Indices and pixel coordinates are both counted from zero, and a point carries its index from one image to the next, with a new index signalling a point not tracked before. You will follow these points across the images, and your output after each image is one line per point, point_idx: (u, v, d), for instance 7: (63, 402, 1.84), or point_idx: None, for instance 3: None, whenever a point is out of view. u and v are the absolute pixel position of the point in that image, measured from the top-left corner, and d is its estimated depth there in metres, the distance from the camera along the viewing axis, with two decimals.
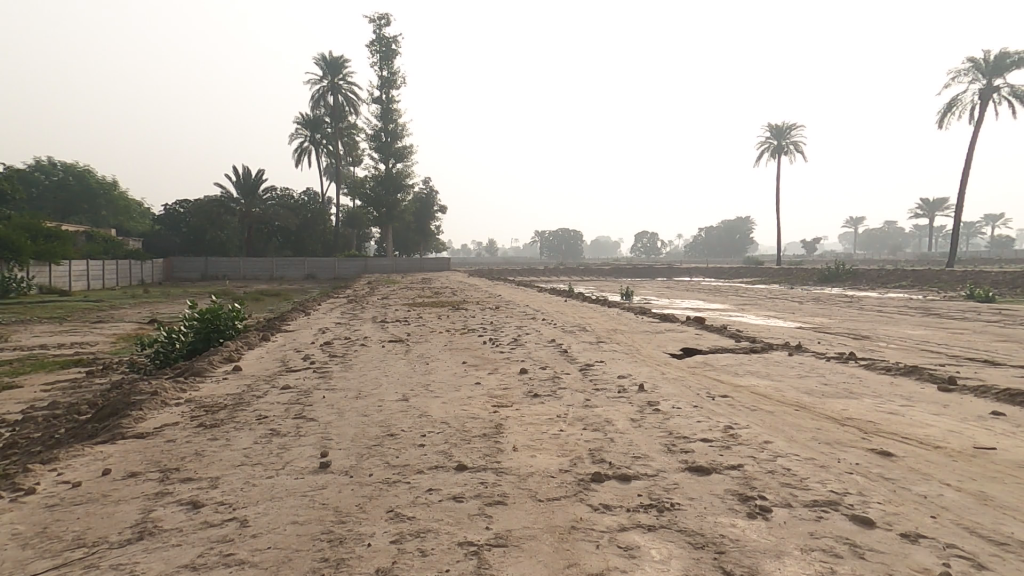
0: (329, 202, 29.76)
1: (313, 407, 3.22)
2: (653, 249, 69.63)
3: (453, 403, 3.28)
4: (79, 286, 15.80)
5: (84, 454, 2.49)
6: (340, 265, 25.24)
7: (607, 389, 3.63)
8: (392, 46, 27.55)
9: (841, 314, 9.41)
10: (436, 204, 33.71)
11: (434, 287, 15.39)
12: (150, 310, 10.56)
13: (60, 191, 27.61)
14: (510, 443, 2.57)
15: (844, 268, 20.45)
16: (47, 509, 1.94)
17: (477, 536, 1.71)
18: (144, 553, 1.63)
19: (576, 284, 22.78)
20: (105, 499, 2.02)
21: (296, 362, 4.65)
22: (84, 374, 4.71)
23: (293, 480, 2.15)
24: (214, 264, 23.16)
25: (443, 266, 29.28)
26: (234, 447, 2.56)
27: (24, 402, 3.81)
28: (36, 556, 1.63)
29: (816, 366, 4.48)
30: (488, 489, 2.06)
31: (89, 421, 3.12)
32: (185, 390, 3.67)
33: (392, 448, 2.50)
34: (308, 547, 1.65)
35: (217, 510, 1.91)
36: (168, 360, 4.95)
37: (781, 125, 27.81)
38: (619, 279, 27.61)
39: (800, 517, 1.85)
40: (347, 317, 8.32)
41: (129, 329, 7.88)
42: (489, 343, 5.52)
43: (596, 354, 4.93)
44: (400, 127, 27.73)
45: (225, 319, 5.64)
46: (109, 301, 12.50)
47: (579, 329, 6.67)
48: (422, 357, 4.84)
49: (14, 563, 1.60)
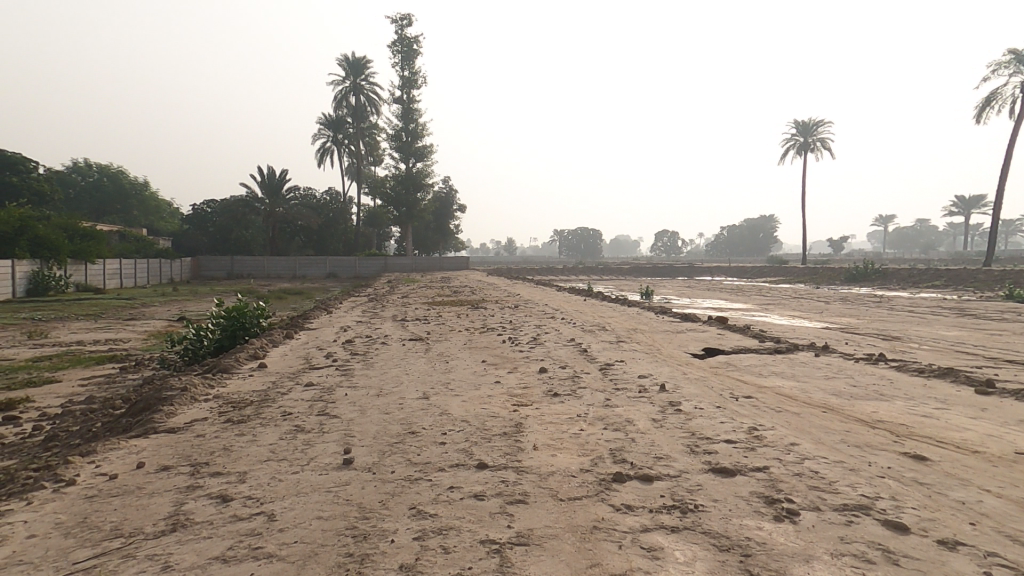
0: (350, 202, 30.10)
1: (336, 404, 3.27)
2: (674, 249, 68.96)
3: (473, 402, 3.29)
4: (113, 285, 16.27)
5: (120, 448, 2.56)
6: (361, 264, 25.52)
7: (627, 389, 3.61)
8: (414, 46, 27.73)
9: (870, 314, 9.20)
10: (455, 203, 33.89)
11: (454, 286, 15.47)
12: (178, 308, 10.81)
13: (95, 192, 28.43)
14: (531, 442, 2.57)
15: (874, 267, 19.96)
16: (85, 500, 2.01)
17: (499, 534, 1.72)
18: (177, 545, 1.67)
19: (596, 283, 22.68)
20: (138, 492, 2.07)
21: (319, 360, 4.72)
22: (118, 370, 4.85)
23: (318, 476, 2.19)
24: (240, 263, 23.62)
25: (462, 265, 29.40)
26: (260, 443, 2.61)
27: (62, 397, 3.93)
28: (77, 545, 1.69)
29: (845, 367, 4.39)
30: (509, 487, 2.06)
31: (123, 416, 3.21)
32: (212, 386, 3.75)
33: (414, 446, 2.53)
34: (333, 541, 1.68)
35: (245, 504, 1.95)
36: (198, 357, 5.06)
37: (808, 122, 27.27)
38: (640, 278, 27.35)
39: (829, 521, 1.81)
40: (368, 316, 8.40)
41: (159, 326, 8.08)
42: (508, 342, 5.53)
43: (616, 354, 4.91)
44: (420, 127, 27.92)
45: (250, 316, 5.75)
46: (141, 298, 12.85)
47: (599, 328, 6.64)
48: (442, 356, 4.87)
49: (56, 552, 1.66)
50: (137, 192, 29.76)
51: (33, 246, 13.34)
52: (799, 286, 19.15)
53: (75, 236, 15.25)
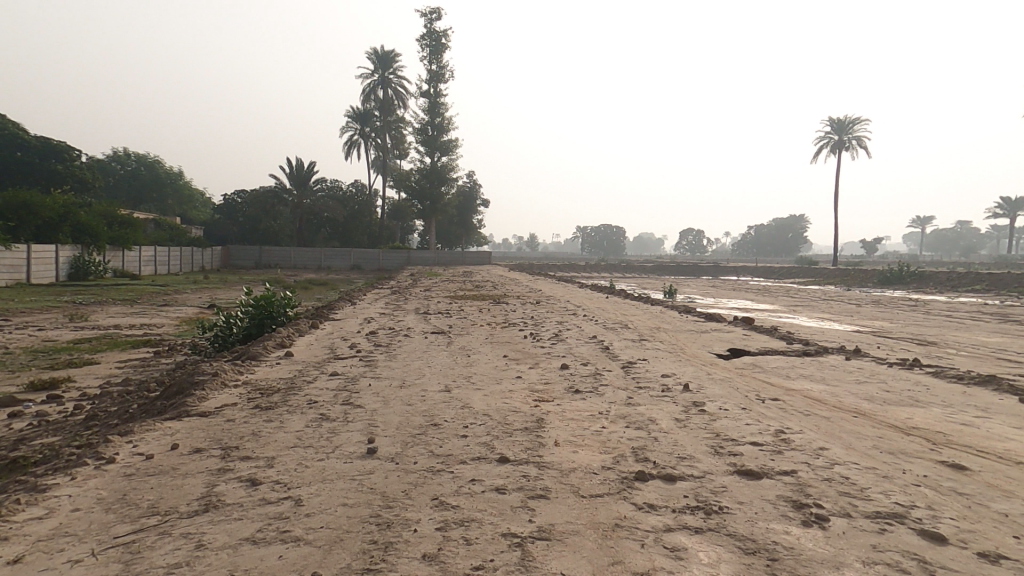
0: (375, 194, 30.40)
1: (360, 395, 3.32)
2: (699, 248, 67.95)
3: (494, 396, 3.31)
4: (147, 271, 16.74)
5: (156, 429, 2.65)
6: (385, 257, 25.79)
7: (650, 388, 3.58)
8: (442, 40, 27.80)
9: (905, 318, 8.93)
10: (479, 198, 34.03)
11: (475, 281, 15.58)
12: (209, 296, 11.09)
13: (133, 180, 29.33)
14: (552, 437, 2.57)
15: (909, 270, 19.37)
16: (125, 478, 2.08)
17: (521, 528, 1.73)
18: (210, 525, 1.72)
19: (619, 281, 22.50)
20: (172, 472, 2.14)
21: (343, 350, 4.80)
22: (152, 354, 5.00)
23: (343, 464, 2.23)
24: (268, 253, 24.07)
25: (485, 260, 29.49)
26: (288, 429, 2.67)
27: (101, 377, 4.09)
28: (117, 521, 1.75)
29: (877, 372, 4.28)
30: (531, 481, 2.07)
31: (158, 398, 3.31)
32: (242, 372, 3.84)
33: (436, 438, 2.55)
34: (357, 528, 1.70)
35: (273, 488, 1.99)
36: (227, 344, 5.20)
37: (844, 120, 26.54)
38: (664, 277, 27.06)
39: (860, 528, 1.78)
40: (390, 308, 8.49)
41: (190, 313, 8.32)
42: (529, 338, 5.53)
43: (638, 352, 4.87)
44: (446, 121, 28.04)
45: (278, 306, 5.86)
46: (173, 285, 13.20)
47: (622, 326, 6.60)
48: (464, 350, 4.90)
49: (98, 525, 1.72)
50: (173, 181, 30.59)
51: (75, 232, 13.81)
52: (830, 288, 18.72)
53: (113, 223, 15.76)
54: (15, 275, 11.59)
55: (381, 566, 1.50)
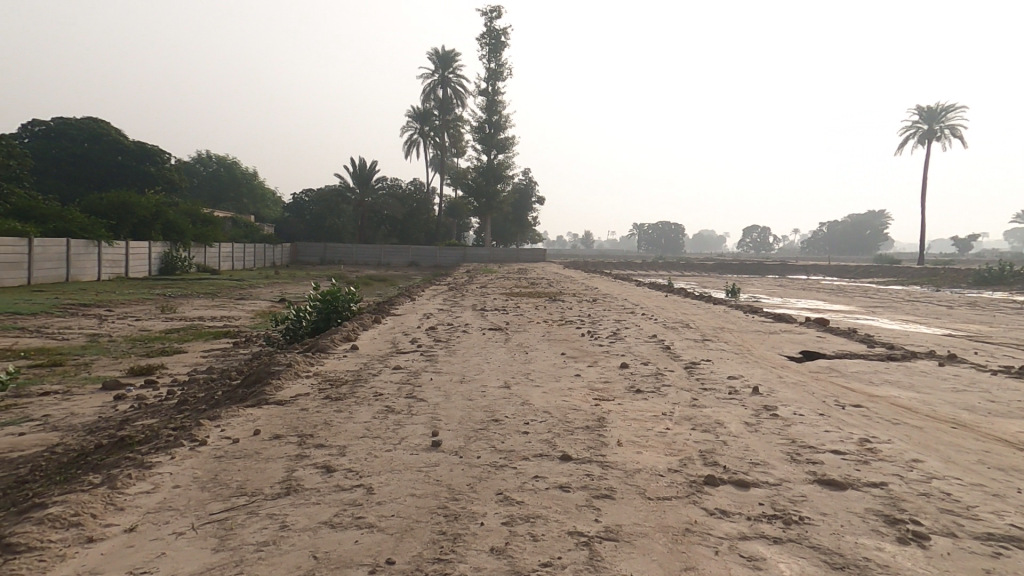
0: (433, 192, 31.01)
1: (422, 389, 3.39)
2: (766, 245, 65.17)
3: (553, 393, 3.30)
4: (225, 267, 17.87)
5: (239, 414, 2.82)
6: (442, 254, 26.27)
7: (716, 390, 3.46)
8: (501, 38, 27.96)
9: (1002, 322, 8.17)
10: (534, 195, 34.07)
11: (531, 278, 15.61)
12: (279, 290, 11.69)
13: (214, 180, 31.36)
14: (614, 437, 2.54)
15: (1008, 269, 17.76)
16: (215, 458, 2.23)
17: (587, 527, 1.71)
18: (292, 507, 1.81)
19: (677, 279, 21.91)
20: (256, 456, 2.27)
21: (405, 345, 4.93)
22: (232, 344, 5.33)
23: (409, 455, 2.28)
24: (332, 250, 25.09)
25: (539, 258, 29.49)
26: (356, 420, 2.77)
27: (189, 365, 4.40)
28: (210, 499, 1.87)
29: (973, 380, 3.94)
30: (594, 481, 2.05)
31: (240, 385, 3.53)
32: (313, 364, 4.02)
33: (497, 433, 2.57)
34: (427, 519, 1.74)
35: (346, 475, 2.07)
36: (298, 336, 5.46)
37: (935, 107, 24.67)
38: (725, 275, 26.14)
39: (963, 550, 1.64)
40: (448, 304, 8.64)
41: (263, 306, 8.80)
42: (587, 336, 5.48)
43: (702, 353, 4.72)
44: (503, 119, 28.21)
45: (343, 300, 6.08)
46: (248, 280, 14.02)
47: (683, 326, 6.41)
48: (521, 346, 4.91)
49: (194, 502, 1.85)
50: (248, 181, 32.46)
51: (165, 230, 14.94)
52: (912, 289, 17.44)
53: (197, 221, 16.82)
54: (114, 270, 12.67)
55: (450, 556, 1.53)
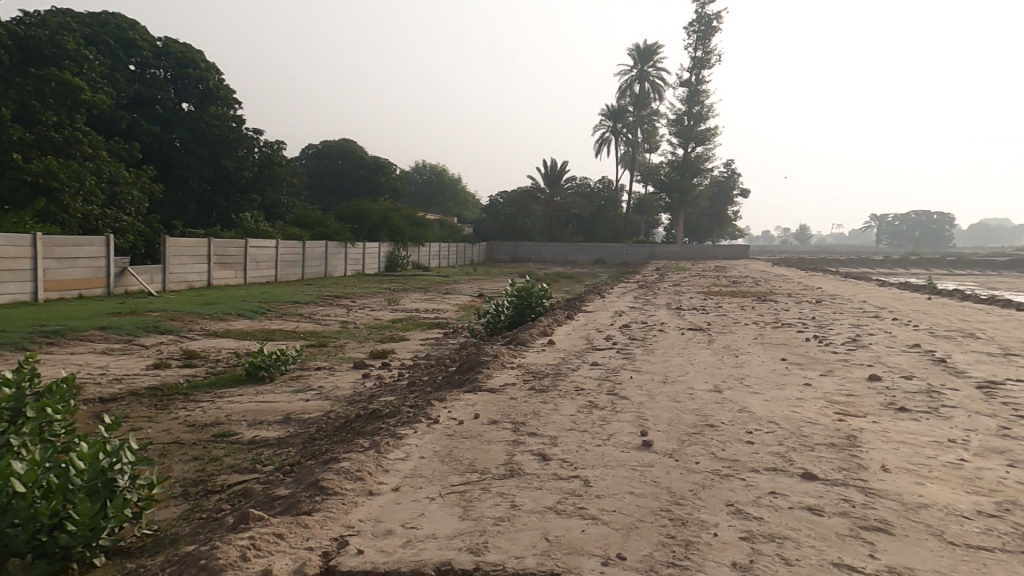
0: (622, 189, 30.74)
1: (623, 386, 3.31)
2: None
3: (777, 401, 2.93)
4: (435, 264, 20.07)
5: (461, 397, 3.06)
6: (628, 251, 25.92)
7: (1016, 418, 2.72)
8: (711, 23, 26.44)
9: None
10: (734, 188, 31.67)
11: (731, 277, 14.48)
12: (479, 284, 12.68)
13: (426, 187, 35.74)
14: (873, 459, 2.13)
15: None
16: (448, 436, 2.43)
17: (857, 561, 1.44)
18: (521, 488, 1.88)
19: (920, 279, 18.35)
20: (479, 437, 2.42)
21: (602, 341, 4.90)
22: (445, 335, 5.90)
23: (623, 452, 2.22)
24: (522, 249, 26.51)
25: (738, 255, 27.28)
26: (562, 412, 2.80)
27: (413, 351, 4.99)
28: (450, 472, 2.04)
29: None
30: (856, 509, 1.73)
31: (456, 371, 3.86)
32: (516, 355, 4.23)
33: (717, 439, 2.36)
34: (653, 520, 1.65)
35: (563, 465, 2.09)
36: (495, 330, 5.84)
37: None
38: (991, 276, 21.14)
39: None
40: (641, 301, 8.42)
41: (468, 299, 9.63)
42: (810, 341, 4.80)
43: (982, 369, 3.79)
44: (705, 109, 26.70)
45: (535, 297, 6.26)
46: (454, 274, 15.57)
47: (944, 335, 5.25)
48: (729, 348, 4.51)
49: (438, 473, 2.04)
50: (454, 187, 36.00)
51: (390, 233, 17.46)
52: None
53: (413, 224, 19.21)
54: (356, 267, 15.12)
55: (688, 564, 1.42)
